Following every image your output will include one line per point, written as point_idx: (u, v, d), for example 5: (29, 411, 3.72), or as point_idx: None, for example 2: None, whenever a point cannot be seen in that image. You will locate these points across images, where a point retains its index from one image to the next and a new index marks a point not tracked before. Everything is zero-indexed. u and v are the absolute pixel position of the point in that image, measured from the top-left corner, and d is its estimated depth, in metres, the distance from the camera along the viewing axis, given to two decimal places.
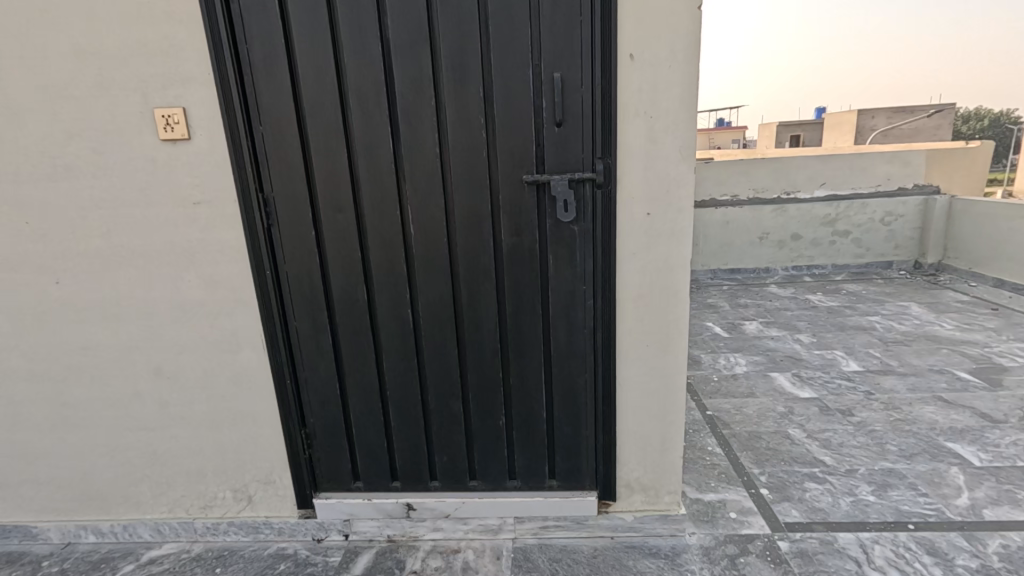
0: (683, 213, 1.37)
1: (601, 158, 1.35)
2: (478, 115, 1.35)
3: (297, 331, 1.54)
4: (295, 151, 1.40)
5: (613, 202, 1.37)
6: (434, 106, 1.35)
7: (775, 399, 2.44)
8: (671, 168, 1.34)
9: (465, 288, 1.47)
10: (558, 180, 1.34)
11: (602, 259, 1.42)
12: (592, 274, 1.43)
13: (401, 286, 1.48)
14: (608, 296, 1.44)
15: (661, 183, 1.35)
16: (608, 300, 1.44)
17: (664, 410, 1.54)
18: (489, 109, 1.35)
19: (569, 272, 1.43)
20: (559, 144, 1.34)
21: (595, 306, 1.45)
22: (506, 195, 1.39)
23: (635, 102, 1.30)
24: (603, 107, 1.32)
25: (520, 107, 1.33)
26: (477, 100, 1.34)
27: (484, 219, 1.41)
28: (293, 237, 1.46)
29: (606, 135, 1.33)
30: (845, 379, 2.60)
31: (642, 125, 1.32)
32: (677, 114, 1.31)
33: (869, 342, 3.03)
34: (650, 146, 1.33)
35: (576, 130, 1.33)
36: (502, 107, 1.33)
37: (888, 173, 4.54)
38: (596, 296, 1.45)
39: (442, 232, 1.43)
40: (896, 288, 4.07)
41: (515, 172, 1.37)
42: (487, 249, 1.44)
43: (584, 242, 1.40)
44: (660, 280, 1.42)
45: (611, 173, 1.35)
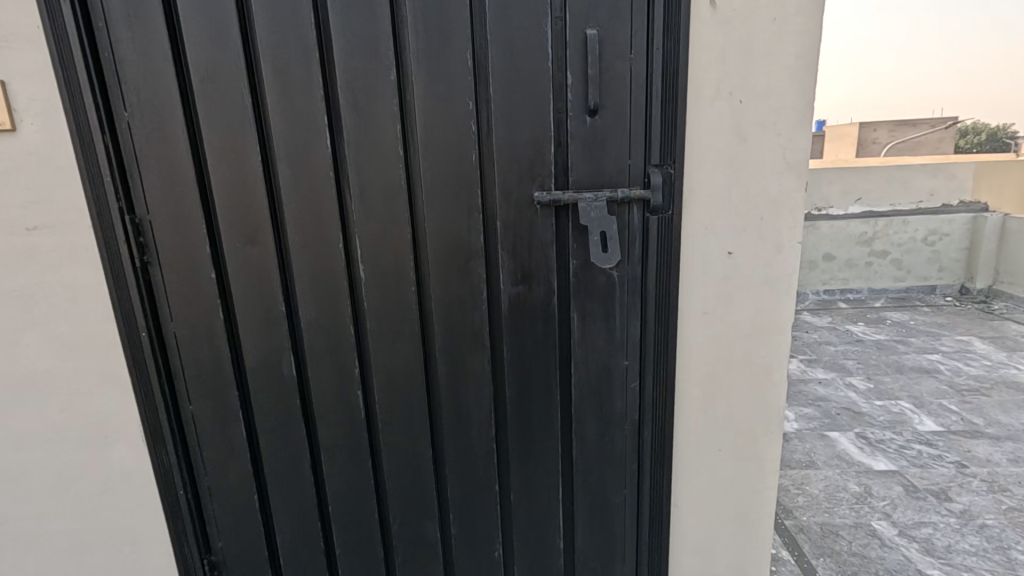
0: (784, 253, 0.87)
1: (658, 166, 0.85)
2: (465, 98, 0.85)
3: (194, 419, 1.02)
4: (183, 151, 0.90)
5: (676, 235, 0.87)
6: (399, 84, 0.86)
7: (844, 473, 1.93)
8: (769, 183, 0.85)
9: (445, 362, 0.96)
10: (588, 201, 0.85)
11: (654, 321, 0.92)
12: (639, 343, 0.93)
13: (348, 357, 0.98)
14: (662, 375, 0.94)
15: (751, 207, 0.86)
16: (662, 382, 0.94)
17: (740, 541, 1.03)
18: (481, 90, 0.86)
19: (602, 340, 0.93)
20: (590, 144, 0.85)
21: (641, 390, 0.95)
22: (508, 225, 0.89)
23: (716, 79, 0.82)
24: (664, 84, 0.82)
25: (530, 87, 0.84)
26: (462, 74, 0.84)
27: (474, 260, 0.92)
28: (185, 282, 0.95)
29: (666, 128, 0.83)
30: (925, 444, 2.09)
31: (725, 114, 0.83)
32: (784, 98, 0.81)
33: (939, 390, 2.54)
34: (738, 148, 0.84)
35: (618, 124, 0.84)
36: (503, 87, 0.84)
37: (932, 187, 4.19)
38: (644, 377, 0.95)
39: (410, 279, 0.93)
40: (948, 318, 3.59)
41: (522, 189, 0.88)
42: (479, 306, 0.94)
43: (627, 294, 0.91)
44: (742, 354, 0.93)
45: (674, 190, 0.85)
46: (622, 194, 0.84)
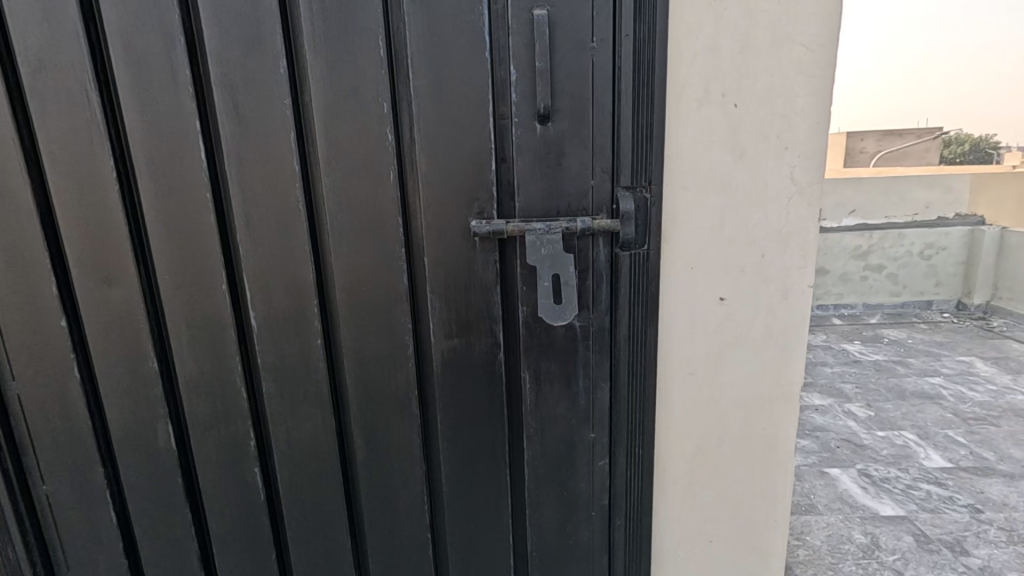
0: (791, 300, 0.68)
1: (629, 189, 0.65)
2: (379, 100, 0.65)
3: (49, 501, 0.80)
4: (11, 165, 0.68)
5: (653, 277, 0.67)
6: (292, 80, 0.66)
7: (848, 520, 1.74)
8: (772, 212, 0.66)
9: (363, 432, 0.76)
10: (539, 234, 0.65)
11: (626, 385, 0.72)
12: (608, 412, 0.73)
13: (241, 424, 0.77)
14: (637, 452, 0.74)
15: (749, 241, 0.66)
16: (638, 461, 0.74)
17: None
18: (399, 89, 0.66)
19: (561, 408, 0.73)
20: (541, 160, 0.65)
21: (611, 468, 0.75)
22: (439, 262, 0.70)
23: (703, 76, 0.63)
24: (636, 82, 0.62)
25: (462, 86, 0.64)
26: (374, 69, 0.65)
27: (396, 305, 0.72)
28: (24, 331, 0.73)
29: (639, 140, 0.64)
30: (934, 483, 1.91)
31: (715, 122, 0.64)
32: (791, 101, 0.63)
33: (944, 420, 2.36)
34: (733, 165, 0.65)
35: (577, 134, 0.64)
36: (428, 86, 0.65)
37: (927, 200, 4.11)
38: (614, 454, 0.75)
39: (317, 329, 0.73)
40: (947, 336, 3.43)
41: (455, 216, 0.68)
42: (404, 363, 0.73)
43: (592, 350, 0.71)
44: (740, 426, 0.72)
45: (649, 220, 0.65)
46: (582, 224, 0.64)
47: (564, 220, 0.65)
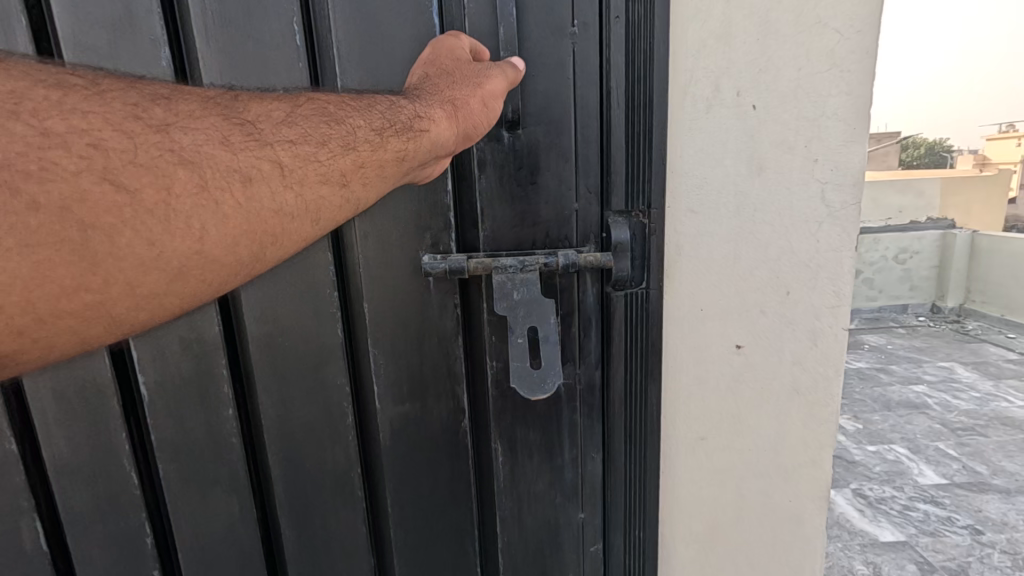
0: (822, 346, 0.55)
1: (623, 213, 0.51)
2: (294, 83, 0.50)
3: None
4: None
5: (655, 324, 0.53)
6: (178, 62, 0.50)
7: (847, 548, 1.63)
8: (798, 240, 0.53)
9: (291, 522, 0.60)
10: (511, 272, 0.49)
11: (623, 456, 0.58)
12: (601, 486, 0.59)
13: (133, 517, 0.60)
14: (637, 536, 0.60)
15: (771, 276, 0.54)
16: (638, 547, 0.60)
17: None
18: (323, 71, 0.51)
19: (542, 484, 0.59)
20: (510, 178, 0.51)
21: (603, 555, 0.61)
22: (383, 310, 0.54)
23: (712, 71, 0.49)
24: (628, 79, 0.49)
25: (403, 67, 0.49)
26: (285, 43, 0.49)
27: (329, 364, 0.56)
28: None
29: (634, 153, 0.50)
30: (931, 503, 1.83)
31: (728, 130, 0.50)
32: (822, 103, 0.50)
33: (933, 431, 2.30)
34: (750, 183, 0.51)
35: (556, 146, 0.50)
36: (358, 63, 0.49)
37: (900, 206, 4.39)
38: (608, 535, 0.60)
39: (228, 396, 0.57)
40: (925, 341, 3.42)
41: (401, 251, 0.53)
42: (343, 434, 0.58)
43: (579, 413, 0.56)
44: (759, 497, 0.60)
45: (648, 252, 0.52)
46: (566, 259, 0.49)
47: (541, 254, 0.50)
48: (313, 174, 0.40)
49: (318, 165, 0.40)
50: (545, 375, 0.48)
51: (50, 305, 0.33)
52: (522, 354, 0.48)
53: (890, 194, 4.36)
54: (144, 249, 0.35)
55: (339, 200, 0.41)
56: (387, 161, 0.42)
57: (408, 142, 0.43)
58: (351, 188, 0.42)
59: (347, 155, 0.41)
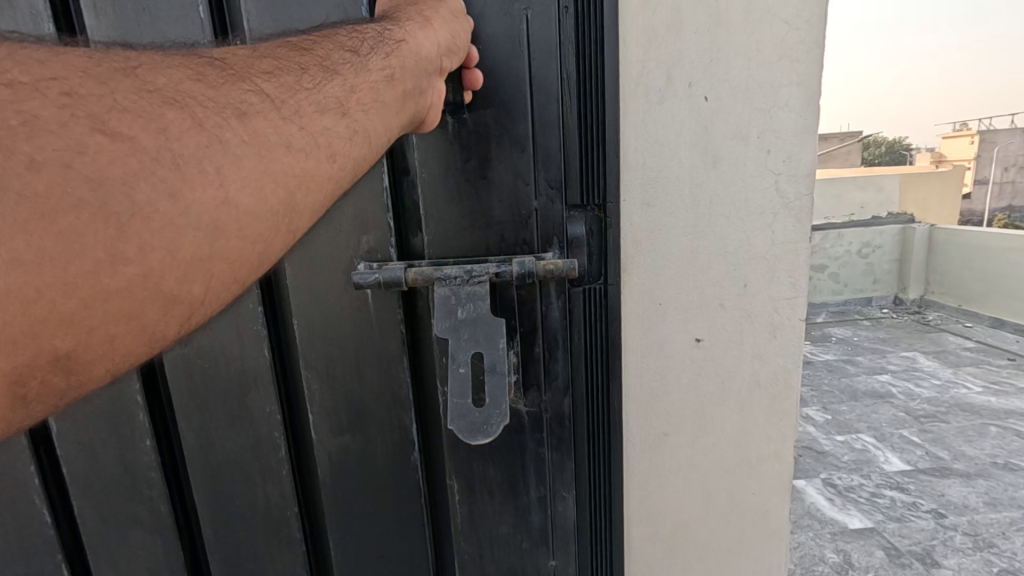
0: (779, 339, 0.55)
1: (579, 208, 0.49)
2: (195, 41, 0.45)
3: None
4: None
5: (616, 320, 0.52)
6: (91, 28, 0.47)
7: (818, 537, 1.66)
8: (754, 233, 0.52)
9: (221, 560, 0.57)
10: (461, 279, 0.46)
11: (588, 469, 0.56)
12: (571, 529, 0.56)
13: (46, 559, 0.57)
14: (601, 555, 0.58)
15: (729, 269, 0.53)
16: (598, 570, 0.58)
17: None
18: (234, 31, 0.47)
19: (504, 526, 0.56)
20: (459, 176, 0.49)
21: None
22: (314, 329, 0.52)
23: (665, 61, 0.49)
24: (581, 68, 0.47)
25: (308, 21, 0.45)
26: (188, 9, 0.45)
27: (255, 391, 0.53)
28: None
29: (589, 145, 0.48)
30: (896, 489, 1.88)
31: (682, 120, 0.50)
32: (774, 92, 0.50)
33: (897, 419, 2.38)
34: (706, 175, 0.51)
35: (505, 139, 0.47)
36: (267, 12, 0.45)
37: (862, 202, 4.54)
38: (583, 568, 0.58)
39: (145, 426, 0.54)
40: (889, 332, 3.54)
41: (329, 265, 0.50)
42: (272, 466, 0.55)
43: (541, 446, 0.54)
44: (725, 491, 0.59)
45: (606, 247, 0.50)
46: (522, 269, 0.46)
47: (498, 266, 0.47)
48: (320, 68, 0.33)
49: (324, 61, 0.33)
50: (488, 417, 0.43)
51: (106, 282, 0.24)
52: (465, 381, 0.43)
53: (852, 191, 4.51)
54: (206, 154, 0.26)
55: (376, 94, 0.34)
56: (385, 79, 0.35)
57: (394, 54, 0.36)
58: (366, 105, 0.34)
59: (354, 54, 0.35)
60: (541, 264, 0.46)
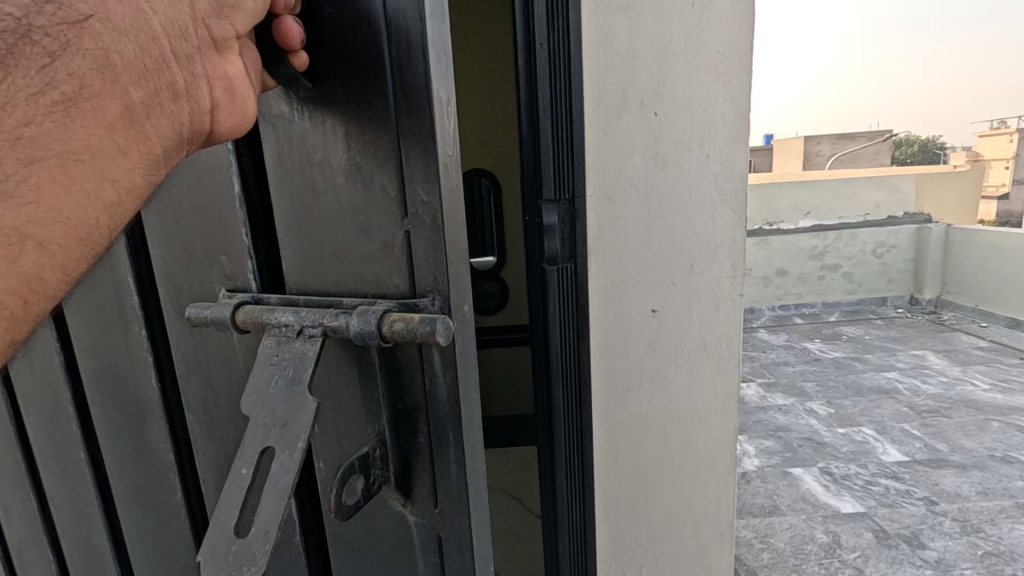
0: (722, 310, 0.67)
1: (553, 201, 0.62)
2: None
3: None
4: None
5: (585, 291, 0.65)
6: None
7: (810, 519, 1.75)
8: (698, 223, 0.65)
9: None
10: (291, 334, 0.34)
11: (565, 419, 0.68)
12: None
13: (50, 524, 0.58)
14: (576, 492, 0.71)
15: (678, 252, 0.65)
16: (575, 507, 0.71)
17: None
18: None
19: None
20: (308, 185, 0.37)
21: (559, 516, 0.71)
22: (196, 364, 0.43)
23: (620, 84, 0.61)
24: (552, 90, 0.59)
25: None
26: None
27: (150, 423, 0.47)
28: None
29: (561, 152, 0.61)
30: (892, 478, 1.95)
31: (637, 130, 0.62)
32: (711, 109, 0.62)
33: (900, 414, 2.43)
34: (656, 175, 0.63)
35: (357, 140, 0.34)
36: None
37: (877, 201, 4.48)
38: (561, 501, 0.71)
39: (78, 435, 0.51)
40: (901, 331, 3.57)
41: (200, 290, 0.41)
42: (174, 508, 0.49)
43: (440, 574, 0.38)
44: (679, 440, 0.71)
45: (575, 233, 0.63)
46: (359, 325, 0.31)
47: (345, 315, 0.33)
48: None
49: None
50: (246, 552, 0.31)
51: None
52: (246, 489, 0.32)
53: (868, 190, 4.49)
54: None
55: (89, 150, 0.27)
56: (104, 126, 0.27)
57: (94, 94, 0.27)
58: (70, 173, 0.27)
59: None
60: (385, 321, 0.31)
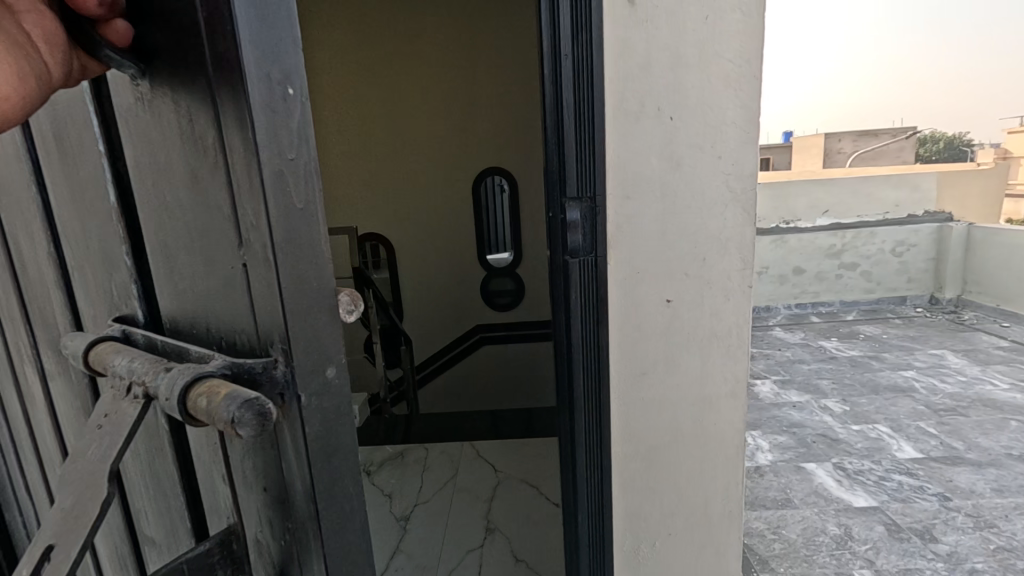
0: (732, 300, 0.73)
1: (575, 199, 0.68)
2: None
3: None
4: None
5: (604, 282, 0.70)
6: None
7: (822, 512, 1.78)
8: (710, 220, 0.70)
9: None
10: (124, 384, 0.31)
11: (585, 399, 0.74)
12: None
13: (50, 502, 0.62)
14: (594, 467, 0.76)
15: (690, 246, 0.71)
16: (593, 482, 0.76)
17: None
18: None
19: None
20: (161, 210, 0.33)
21: (577, 488, 0.77)
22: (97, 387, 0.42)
23: (638, 92, 0.66)
24: (576, 98, 0.65)
25: None
26: None
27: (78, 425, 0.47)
28: None
29: (583, 155, 0.66)
30: (906, 474, 1.97)
31: (655, 132, 0.67)
32: (722, 114, 0.67)
33: (916, 412, 2.43)
34: (671, 175, 0.68)
35: (190, 154, 0.29)
36: None
37: (897, 200, 4.44)
38: (579, 476, 0.77)
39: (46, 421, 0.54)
40: (920, 330, 3.55)
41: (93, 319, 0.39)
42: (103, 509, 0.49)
43: None
44: (691, 422, 0.76)
45: (596, 228, 0.68)
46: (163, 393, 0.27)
47: (172, 371, 0.28)
48: None
49: None
50: None
51: None
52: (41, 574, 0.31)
53: (888, 188, 4.45)
54: None
55: None
56: None
57: None
58: None
59: None
60: (193, 392, 0.26)
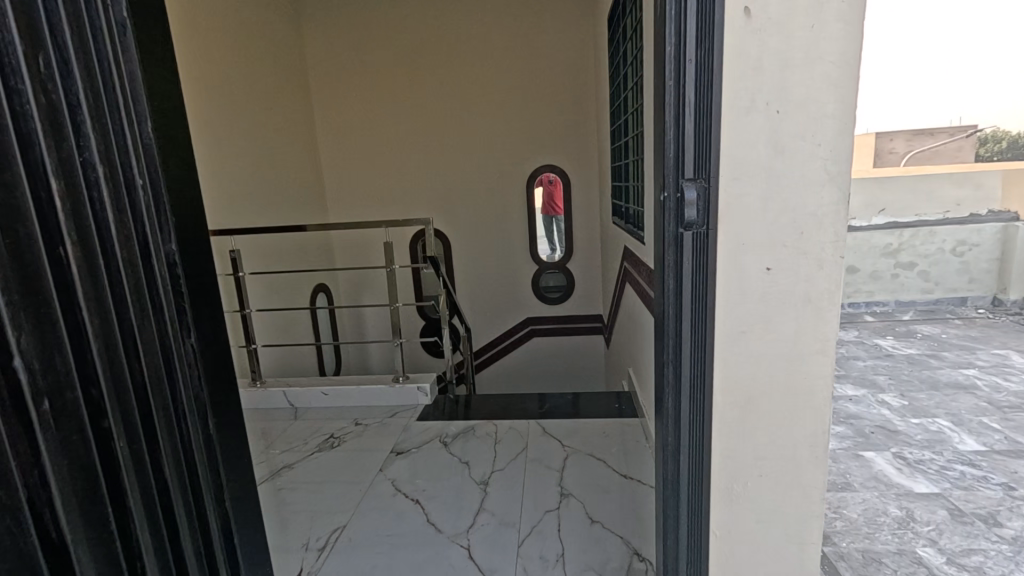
0: (825, 268, 0.84)
1: (692, 180, 0.81)
2: None
3: None
4: None
5: (712, 251, 0.83)
6: (150, 137, 0.66)
7: (883, 496, 1.84)
8: (808, 198, 0.81)
9: None
10: None
11: (691, 350, 0.87)
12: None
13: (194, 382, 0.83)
14: (696, 408, 0.89)
15: (790, 221, 0.82)
16: (695, 421, 0.89)
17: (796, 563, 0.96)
18: (19, 104, 0.50)
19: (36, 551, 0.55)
20: None
21: (680, 425, 0.90)
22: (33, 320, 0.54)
23: (751, 89, 0.79)
24: (697, 95, 0.79)
25: None
26: None
27: None
28: None
29: (700, 144, 0.80)
30: (969, 465, 1.99)
31: (762, 123, 0.80)
32: (824, 107, 0.79)
33: (978, 408, 2.43)
34: (775, 159, 0.80)
35: None
36: None
37: (958, 198, 4.34)
38: (681, 414, 0.90)
39: None
40: (982, 330, 3.48)
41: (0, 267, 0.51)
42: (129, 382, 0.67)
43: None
44: (784, 375, 0.88)
45: (708, 205, 0.81)
46: None
47: None
48: None
49: None
50: None
51: None
52: None
53: (948, 187, 4.35)
54: None
55: None
56: None
57: None
58: None
59: None
60: None
